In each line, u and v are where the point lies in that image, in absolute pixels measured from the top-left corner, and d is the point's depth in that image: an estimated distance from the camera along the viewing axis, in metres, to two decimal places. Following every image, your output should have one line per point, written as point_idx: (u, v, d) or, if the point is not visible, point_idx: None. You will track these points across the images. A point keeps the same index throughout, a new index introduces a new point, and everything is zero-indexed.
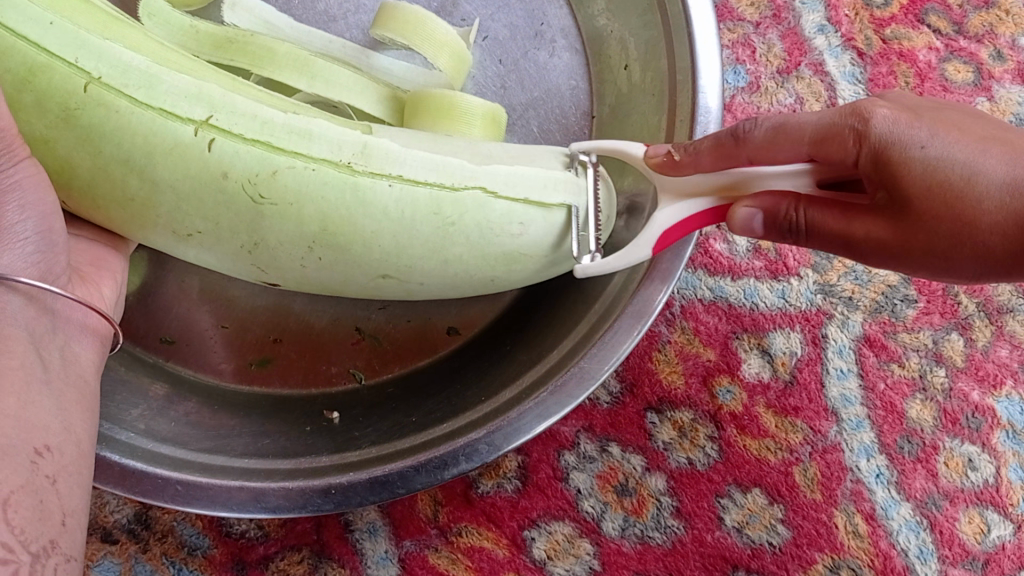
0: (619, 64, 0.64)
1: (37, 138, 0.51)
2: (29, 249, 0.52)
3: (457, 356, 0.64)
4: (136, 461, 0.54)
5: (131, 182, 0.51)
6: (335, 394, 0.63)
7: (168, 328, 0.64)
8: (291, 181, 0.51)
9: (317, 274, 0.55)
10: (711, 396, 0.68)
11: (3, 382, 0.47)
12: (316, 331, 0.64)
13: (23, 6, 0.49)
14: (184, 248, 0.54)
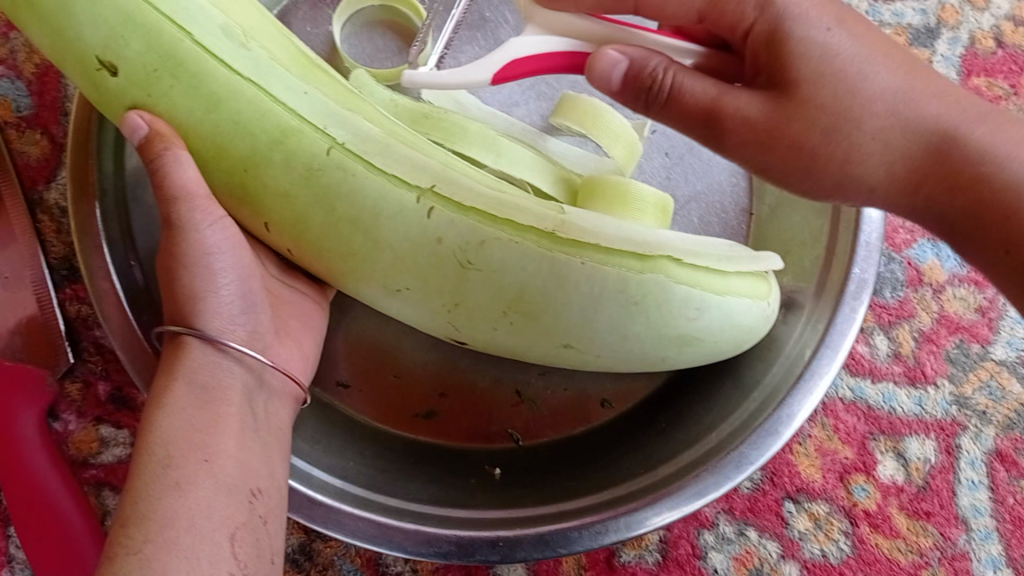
0: None
1: (280, 193, 0.55)
2: (238, 310, 0.57)
3: (611, 428, 0.67)
4: (322, 495, 0.59)
5: (356, 239, 0.55)
6: (494, 451, 0.67)
7: (343, 373, 0.69)
8: (496, 250, 0.55)
9: (506, 338, 0.59)
10: (846, 492, 0.71)
11: (224, 427, 0.53)
12: (478, 390, 0.68)
13: (282, 75, 0.54)
14: (388, 301, 0.59)
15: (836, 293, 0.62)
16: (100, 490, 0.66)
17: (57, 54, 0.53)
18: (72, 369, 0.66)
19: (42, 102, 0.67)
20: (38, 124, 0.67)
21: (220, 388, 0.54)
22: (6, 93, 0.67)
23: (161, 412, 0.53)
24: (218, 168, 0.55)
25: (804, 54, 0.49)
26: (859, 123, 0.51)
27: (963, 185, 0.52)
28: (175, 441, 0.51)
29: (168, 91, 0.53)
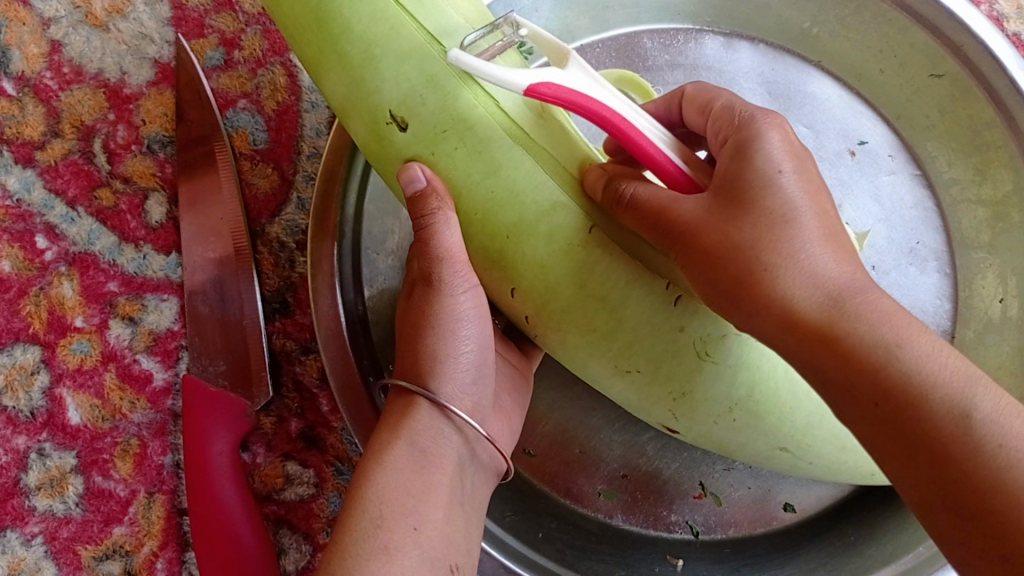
0: (993, 296, 0.67)
1: (534, 261, 0.48)
2: (467, 378, 0.53)
3: (790, 534, 0.66)
4: (515, 565, 0.60)
5: (595, 316, 0.48)
6: (674, 540, 0.67)
7: (532, 442, 0.68)
8: (739, 346, 0.49)
9: (724, 435, 0.52)
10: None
11: (437, 495, 0.50)
12: (662, 477, 0.67)
13: (564, 152, 0.48)
14: (611, 380, 0.52)
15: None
16: (277, 528, 0.64)
17: (347, 103, 0.49)
18: (271, 403, 0.65)
19: (277, 139, 0.69)
20: (271, 159, 0.69)
21: (438, 454, 0.51)
22: (245, 125, 0.69)
23: (377, 465, 0.50)
24: (481, 233, 0.49)
25: (761, 163, 0.42)
26: (789, 272, 0.39)
27: (821, 333, 0.38)
28: (387, 503, 0.48)
29: (452, 153, 0.47)
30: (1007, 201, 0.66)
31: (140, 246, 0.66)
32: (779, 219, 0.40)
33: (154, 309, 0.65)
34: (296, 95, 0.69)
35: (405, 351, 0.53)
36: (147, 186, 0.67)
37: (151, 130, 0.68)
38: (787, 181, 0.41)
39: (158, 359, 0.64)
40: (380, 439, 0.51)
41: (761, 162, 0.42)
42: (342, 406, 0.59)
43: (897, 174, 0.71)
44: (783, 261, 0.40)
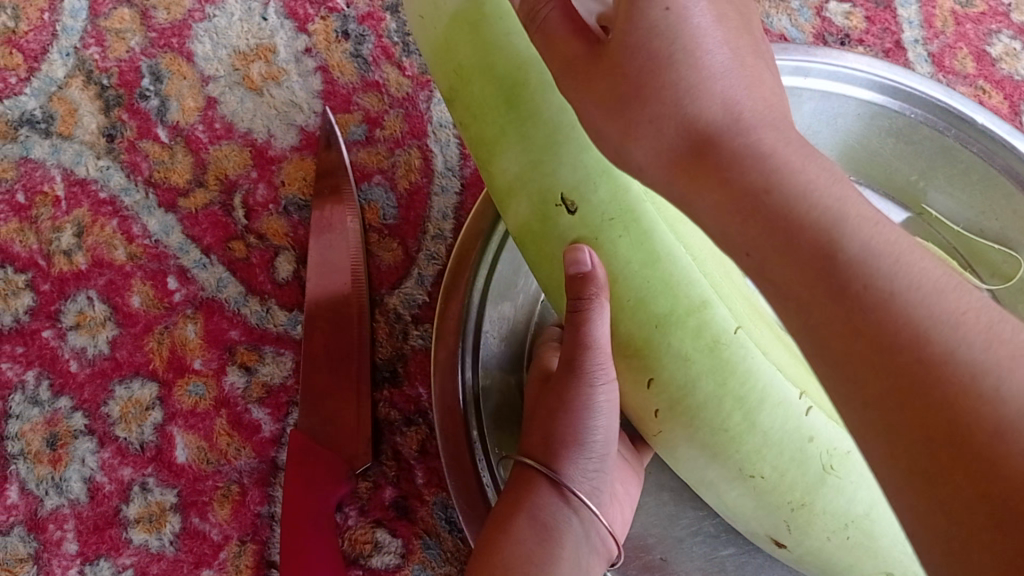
0: None
1: (679, 355, 0.49)
2: (592, 461, 0.56)
3: None
4: None
5: (733, 417, 0.49)
6: None
7: None
8: (860, 461, 0.50)
9: (831, 554, 0.52)
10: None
11: (554, 567, 0.54)
12: None
13: (706, 264, 0.51)
14: (729, 488, 0.52)
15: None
16: None
17: (518, 183, 0.50)
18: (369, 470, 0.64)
19: (405, 216, 0.70)
20: (397, 235, 0.69)
21: (555, 529, 0.55)
22: (377, 200, 0.70)
23: (502, 538, 0.54)
24: (632, 318, 0.50)
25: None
26: (706, 96, 0.34)
27: (744, 200, 0.33)
28: (512, 572, 0.53)
29: (616, 240, 0.49)
30: None
31: (265, 300, 0.67)
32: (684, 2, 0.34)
33: (270, 361, 0.66)
34: (428, 178, 0.70)
35: (534, 432, 0.57)
36: (278, 245, 0.68)
37: (289, 192, 0.70)
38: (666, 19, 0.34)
39: (268, 410, 0.65)
40: (501, 507, 0.55)
41: (694, 30, 0.34)
42: (450, 482, 0.61)
43: None
44: (694, 110, 0.34)
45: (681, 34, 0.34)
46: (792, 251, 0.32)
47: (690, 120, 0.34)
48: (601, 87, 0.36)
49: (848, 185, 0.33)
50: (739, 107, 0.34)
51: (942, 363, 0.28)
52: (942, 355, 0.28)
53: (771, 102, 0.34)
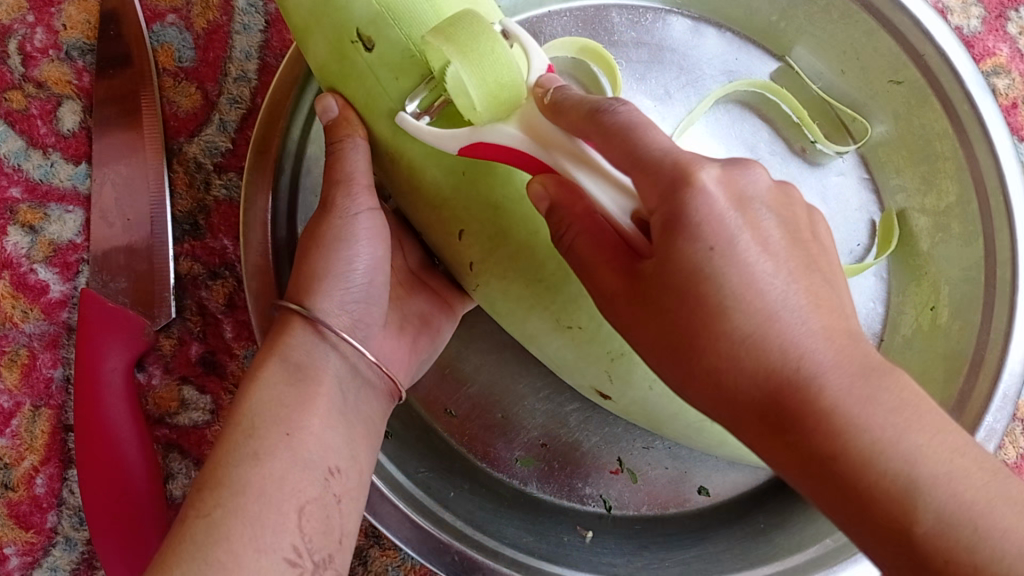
0: (925, 304, 0.68)
1: (491, 203, 0.52)
2: (356, 295, 0.53)
3: (702, 516, 0.65)
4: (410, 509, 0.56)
5: (549, 264, 0.52)
6: (584, 513, 0.64)
7: (456, 403, 0.65)
8: None
9: (655, 402, 0.55)
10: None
11: (312, 403, 0.50)
12: (581, 450, 0.65)
13: None
14: (549, 337, 0.55)
15: (976, 408, 0.61)
16: (168, 452, 0.61)
17: (313, 22, 0.49)
18: (171, 325, 0.61)
19: (204, 58, 0.64)
20: (195, 79, 0.64)
21: (316, 368, 0.51)
22: (171, 41, 0.64)
23: (252, 381, 0.50)
24: (438, 166, 0.51)
25: (708, 214, 0.38)
26: (765, 341, 0.37)
27: (817, 460, 0.36)
28: (260, 414, 0.49)
29: (419, 78, 0.48)
30: (950, 211, 0.66)
31: (48, 153, 0.62)
32: (727, 244, 0.38)
33: (56, 219, 0.62)
34: (228, 15, 0.64)
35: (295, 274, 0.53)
36: (61, 94, 0.63)
37: (69, 37, 0.63)
38: (715, 270, 0.38)
39: (56, 270, 0.62)
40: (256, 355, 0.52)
41: (739, 263, 0.38)
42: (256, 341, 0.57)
43: (847, 174, 0.71)
44: (748, 358, 0.37)
45: (727, 274, 0.38)
46: (870, 520, 0.35)
47: (751, 369, 0.37)
48: (657, 325, 0.40)
49: (919, 414, 0.36)
50: (795, 338, 0.37)
51: None
52: None
53: (829, 325, 0.37)
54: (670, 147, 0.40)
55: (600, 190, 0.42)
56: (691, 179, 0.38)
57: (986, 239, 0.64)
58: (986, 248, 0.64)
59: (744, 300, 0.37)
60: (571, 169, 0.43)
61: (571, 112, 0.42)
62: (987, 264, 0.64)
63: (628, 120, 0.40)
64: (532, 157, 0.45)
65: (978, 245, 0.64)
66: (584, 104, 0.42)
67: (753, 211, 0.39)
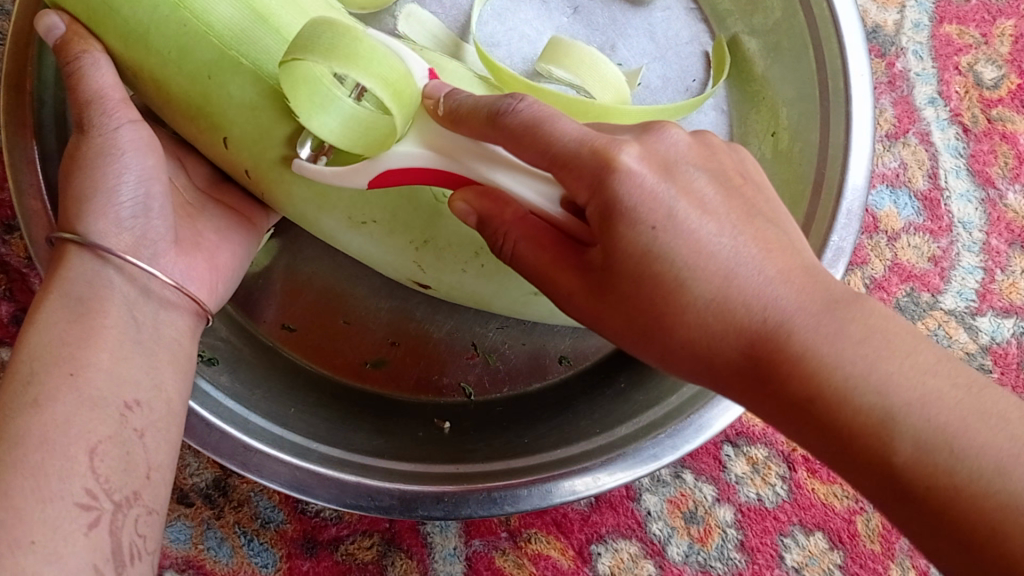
0: (765, 131, 0.65)
1: (245, 104, 0.49)
2: (132, 211, 0.48)
3: (565, 386, 0.64)
4: (244, 436, 0.55)
5: (324, 163, 0.50)
6: (444, 405, 0.63)
7: (293, 315, 0.63)
8: None
9: (473, 282, 0.55)
10: (787, 437, 0.66)
11: (97, 336, 0.45)
12: (432, 341, 0.64)
13: None
14: (350, 234, 0.54)
15: (823, 231, 0.58)
16: None
17: None
18: None
19: None
20: None
21: (100, 298, 0.46)
22: None
23: (29, 324, 0.45)
24: (180, 73, 0.48)
25: (640, 194, 0.39)
26: (724, 299, 0.39)
27: (801, 406, 0.38)
28: (38, 358, 0.44)
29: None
30: (777, 29, 0.63)
31: None
32: (667, 219, 0.40)
33: None
34: None
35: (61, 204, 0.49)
36: None
37: None
38: (661, 243, 0.39)
39: None
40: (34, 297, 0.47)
41: (685, 232, 0.40)
42: None
43: (671, 9, 0.68)
44: (709, 317, 0.39)
45: (673, 245, 0.39)
46: (853, 454, 0.37)
47: (717, 329, 0.39)
48: (620, 307, 0.41)
49: (885, 339, 0.38)
50: (755, 293, 0.39)
51: (986, 506, 0.35)
52: (993, 499, 0.35)
53: (779, 272, 0.39)
54: (581, 133, 0.41)
55: (516, 185, 0.43)
56: (614, 164, 0.39)
57: (814, 53, 0.61)
58: (816, 62, 0.61)
59: (699, 267, 0.39)
60: (484, 178, 0.43)
61: (466, 118, 0.42)
62: (819, 77, 0.61)
63: (531, 117, 0.41)
64: (440, 169, 0.45)
65: (807, 57, 0.61)
66: (478, 110, 0.42)
67: (683, 178, 0.41)
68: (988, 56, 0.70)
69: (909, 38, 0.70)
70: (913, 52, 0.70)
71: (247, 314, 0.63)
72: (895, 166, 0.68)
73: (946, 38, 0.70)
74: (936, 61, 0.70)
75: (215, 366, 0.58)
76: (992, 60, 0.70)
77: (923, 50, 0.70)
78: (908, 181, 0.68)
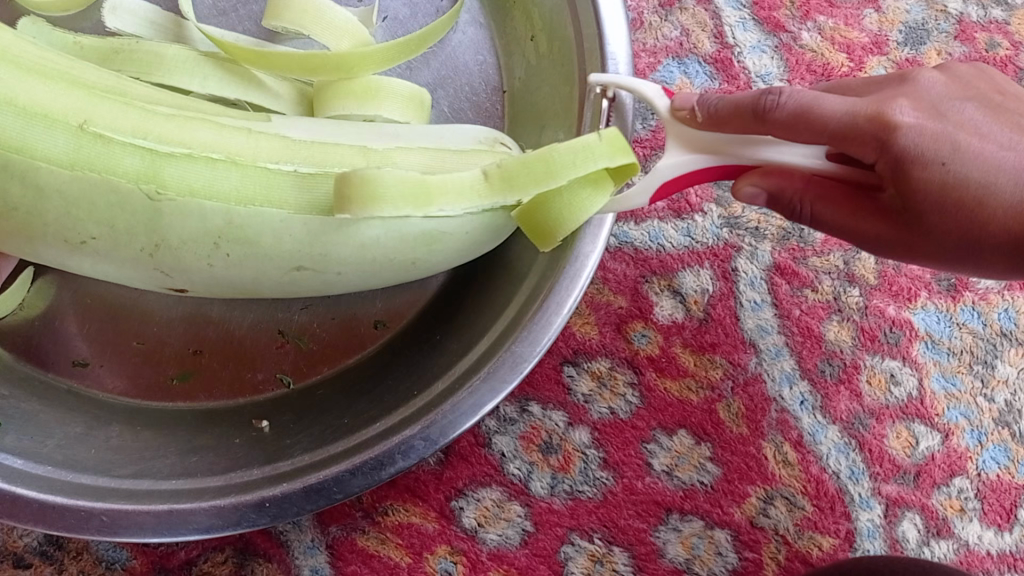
0: (525, 35, 0.62)
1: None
2: None
3: (386, 351, 0.61)
4: (39, 492, 0.52)
5: (15, 188, 0.49)
6: (263, 401, 0.60)
7: (81, 349, 0.60)
8: (179, 172, 0.49)
9: (226, 274, 0.53)
10: (627, 342, 0.63)
11: None
12: (237, 338, 0.61)
13: None
14: (80, 258, 0.52)
15: (596, 128, 0.54)
16: None
17: None
18: None
19: None
20: None
21: None
22: None
23: None
24: None
25: (930, 137, 0.44)
26: (1003, 198, 0.44)
27: None
28: None
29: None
30: None
31: None
32: (951, 153, 0.45)
33: None
34: None
35: None
36: None
37: None
38: (952, 172, 0.44)
39: None
40: None
41: (967, 155, 0.45)
42: None
43: None
44: (991, 216, 0.45)
45: (965, 168, 0.44)
46: None
47: (980, 224, 0.45)
48: (886, 224, 0.47)
49: None
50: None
51: None
52: None
53: (1022, 166, 0.44)
54: (849, 104, 0.45)
55: (807, 154, 0.46)
56: (894, 124, 0.44)
57: None
58: None
59: (993, 181, 0.44)
60: (759, 159, 0.46)
61: (732, 118, 0.46)
62: None
63: (796, 106, 0.45)
64: (714, 164, 0.47)
65: None
66: (742, 109, 0.46)
67: (949, 113, 0.46)
68: None
69: None
70: None
71: (36, 361, 0.60)
72: (677, 35, 0.68)
73: None
74: None
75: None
76: None
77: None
78: (695, 47, 0.68)
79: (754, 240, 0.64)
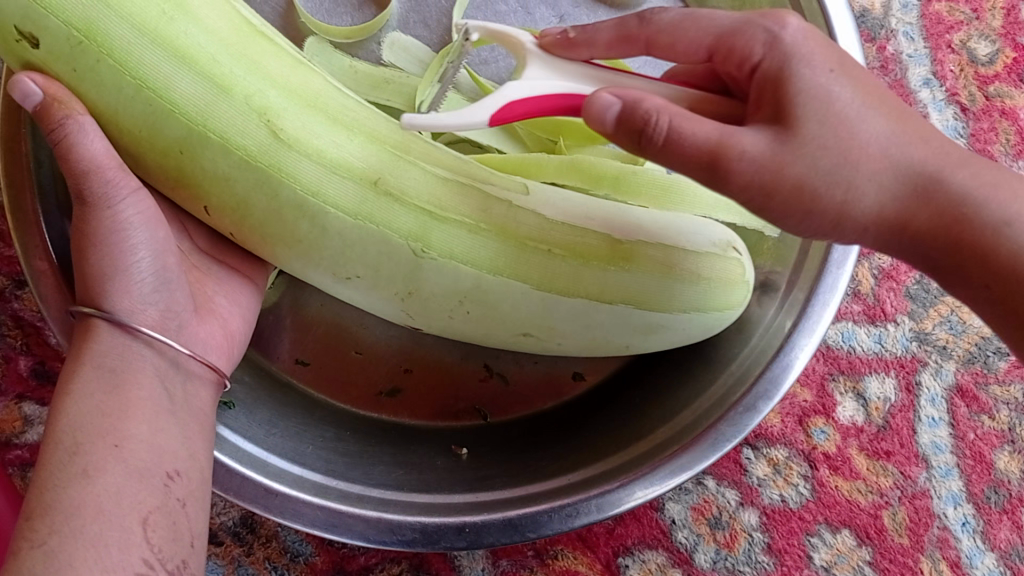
0: None
1: (218, 176, 0.47)
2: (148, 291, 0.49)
3: (582, 402, 0.65)
4: (268, 479, 0.54)
5: (301, 225, 0.48)
6: (461, 429, 0.64)
7: (305, 349, 0.64)
8: (448, 237, 0.49)
9: (462, 325, 0.53)
10: (805, 436, 0.66)
11: (136, 409, 0.45)
12: (444, 365, 0.64)
13: (251, 67, 0.46)
14: (338, 287, 0.52)
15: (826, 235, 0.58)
16: (26, 471, 0.64)
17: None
18: None
19: None
20: None
21: (131, 370, 0.47)
22: None
23: (62, 397, 0.45)
24: (155, 153, 0.47)
25: None
26: None
27: None
28: (83, 430, 0.44)
29: (94, 67, 0.45)
30: None
31: None
32: None
33: None
34: None
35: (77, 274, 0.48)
36: None
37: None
38: None
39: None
40: (68, 367, 0.47)
41: None
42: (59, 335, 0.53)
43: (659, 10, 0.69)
44: None
45: None
46: None
47: None
48: None
49: None
50: None
51: None
52: None
53: None
54: None
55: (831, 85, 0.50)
56: None
57: None
58: None
59: None
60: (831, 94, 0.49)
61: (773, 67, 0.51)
62: None
63: None
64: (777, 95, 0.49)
65: None
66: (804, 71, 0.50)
67: None
68: (980, 31, 0.75)
69: (898, 19, 0.75)
70: (903, 33, 0.74)
71: (262, 354, 0.64)
72: None
73: (936, 16, 0.75)
74: (927, 40, 0.74)
75: (232, 409, 0.58)
76: (985, 35, 0.75)
77: (913, 30, 0.74)
78: None
79: (940, 358, 0.68)
